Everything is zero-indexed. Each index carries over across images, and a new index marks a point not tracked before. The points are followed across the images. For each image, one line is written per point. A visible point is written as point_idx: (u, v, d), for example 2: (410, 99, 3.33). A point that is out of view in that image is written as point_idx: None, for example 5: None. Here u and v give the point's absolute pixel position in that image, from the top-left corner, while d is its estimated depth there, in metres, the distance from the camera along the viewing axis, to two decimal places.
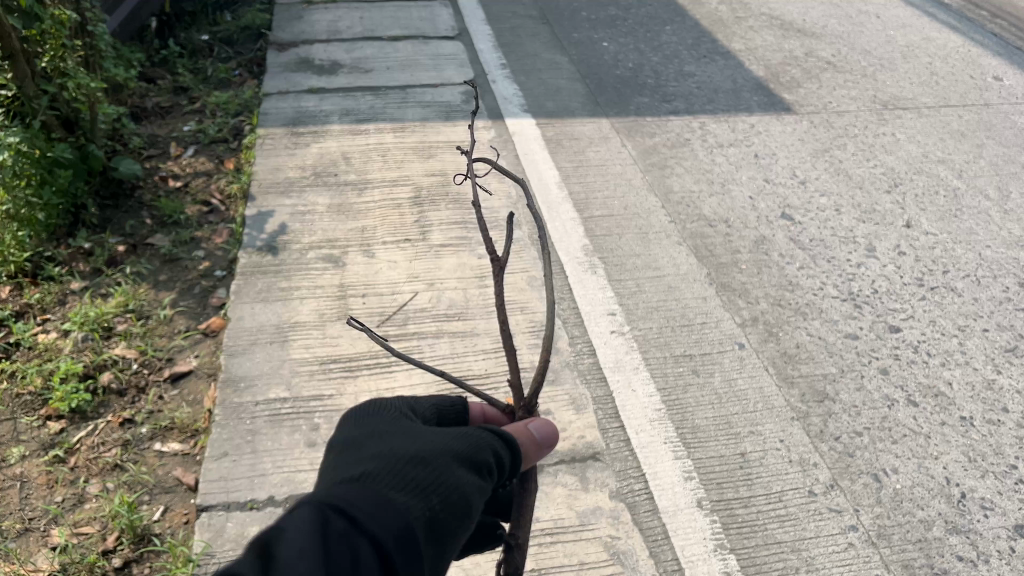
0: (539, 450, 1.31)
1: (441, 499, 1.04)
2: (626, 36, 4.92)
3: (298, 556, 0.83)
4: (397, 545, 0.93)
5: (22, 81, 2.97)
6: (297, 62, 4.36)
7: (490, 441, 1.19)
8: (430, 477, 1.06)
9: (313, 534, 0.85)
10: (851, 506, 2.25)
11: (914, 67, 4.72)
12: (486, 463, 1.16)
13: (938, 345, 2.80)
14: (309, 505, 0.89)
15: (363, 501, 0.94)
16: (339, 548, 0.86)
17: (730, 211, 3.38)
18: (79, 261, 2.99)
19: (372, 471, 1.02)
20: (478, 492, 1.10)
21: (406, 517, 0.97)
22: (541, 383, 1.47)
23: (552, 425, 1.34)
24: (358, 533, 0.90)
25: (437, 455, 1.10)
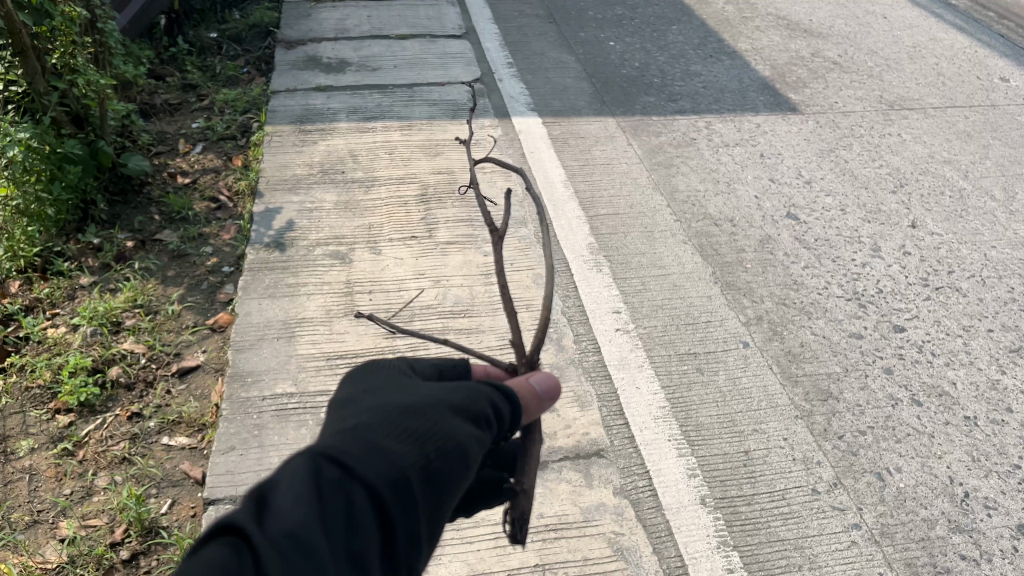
0: (541, 404, 1.31)
1: (437, 448, 1.01)
2: (633, 36, 4.93)
3: (290, 505, 0.85)
4: (393, 492, 0.92)
5: (32, 77, 3.00)
6: (305, 60, 4.39)
7: (485, 394, 1.16)
8: (427, 424, 1.03)
9: (305, 484, 0.87)
10: (854, 505, 2.25)
11: (921, 67, 4.72)
12: (484, 415, 1.13)
13: (943, 345, 2.80)
14: (303, 456, 0.91)
15: (357, 448, 0.94)
16: (333, 496, 0.88)
17: (736, 210, 3.39)
18: (88, 256, 3.01)
19: (368, 420, 1.01)
20: (477, 441, 1.07)
21: (401, 465, 0.95)
22: (543, 333, 1.65)
23: (553, 378, 1.35)
24: (352, 480, 0.90)
25: (433, 405, 1.07)
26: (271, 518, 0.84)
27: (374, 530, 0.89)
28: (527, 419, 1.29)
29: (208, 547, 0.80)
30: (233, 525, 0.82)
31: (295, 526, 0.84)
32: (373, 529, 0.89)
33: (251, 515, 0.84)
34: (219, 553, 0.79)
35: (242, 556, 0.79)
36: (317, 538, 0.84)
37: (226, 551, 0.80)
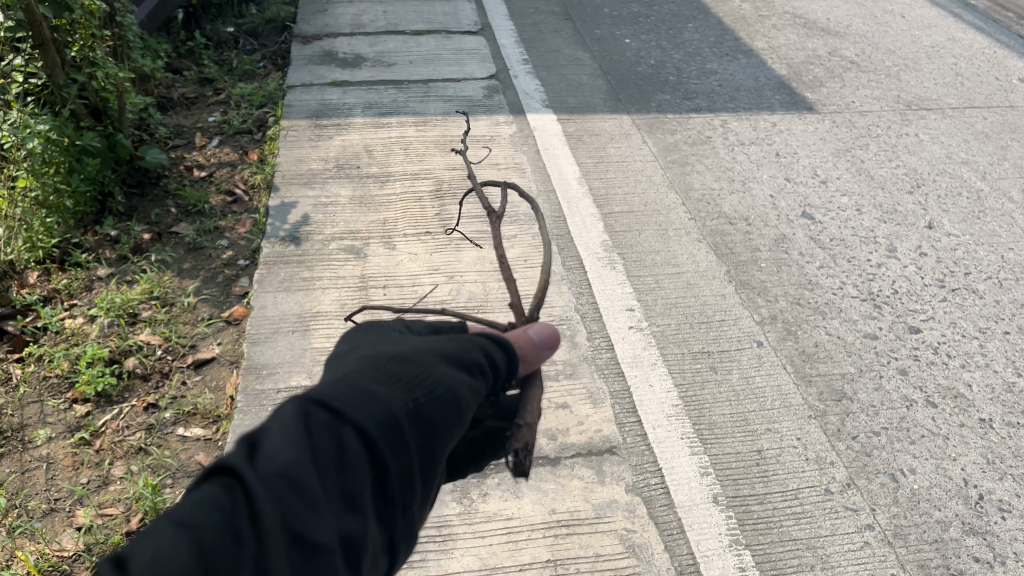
0: (539, 354, 1.33)
1: (428, 392, 0.98)
2: (648, 33, 4.92)
3: (279, 448, 0.85)
4: (384, 433, 0.91)
5: (52, 70, 3.03)
6: (321, 55, 4.40)
7: (478, 344, 1.13)
8: (419, 367, 1.00)
9: (294, 428, 0.87)
10: (867, 506, 2.25)
11: (939, 67, 4.69)
12: (476, 363, 1.09)
13: (958, 347, 2.79)
14: (293, 401, 0.91)
15: (347, 390, 0.93)
16: (323, 437, 0.88)
17: (751, 209, 3.38)
18: (105, 248, 3.03)
19: (359, 366, 0.99)
20: (472, 386, 1.04)
21: (391, 406, 0.93)
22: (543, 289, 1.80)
23: (551, 328, 1.38)
24: (341, 422, 0.89)
25: (425, 353, 1.04)
26: (262, 458, 0.85)
27: (365, 471, 0.89)
28: (527, 368, 1.31)
29: (204, 489, 0.81)
30: (227, 465, 0.84)
31: (285, 465, 0.84)
32: (364, 470, 0.89)
33: (243, 455, 0.85)
34: (215, 493, 0.81)
35: (235, 497, 0.81)
36: (307, 478, 0.84)
37: (221, 491, 0.82)
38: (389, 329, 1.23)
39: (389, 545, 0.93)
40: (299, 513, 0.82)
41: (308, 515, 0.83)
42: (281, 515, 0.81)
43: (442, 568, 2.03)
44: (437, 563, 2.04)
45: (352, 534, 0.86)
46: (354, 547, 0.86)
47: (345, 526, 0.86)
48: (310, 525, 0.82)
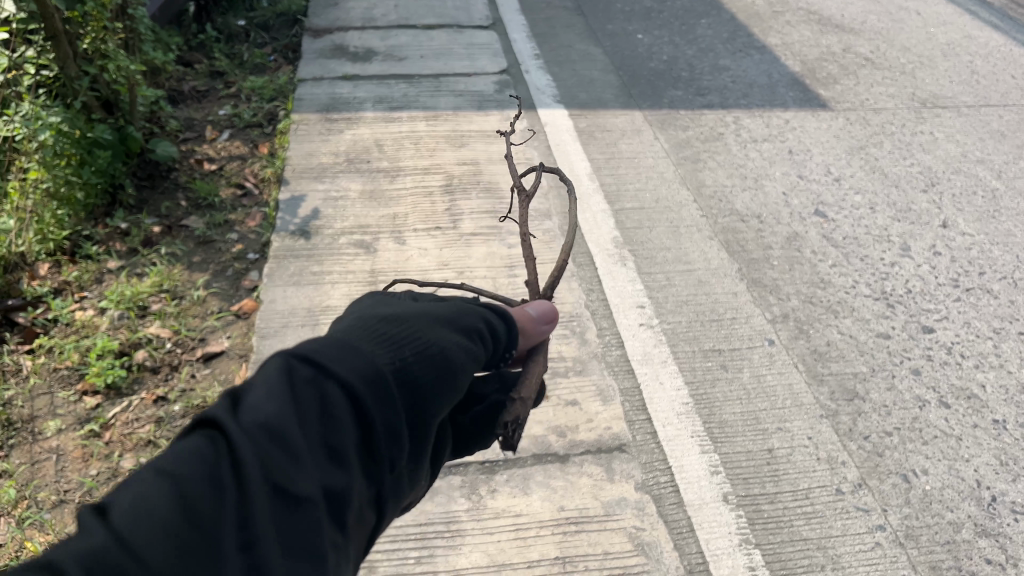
0: (537, 328, 1.44)
1: (415, 353, 1.02)
2: (661, 28, 4.89)
3: (262, 400, 0.88)
4: (370, 387, 0.95)
5: (64, 62, 3.03)
6: (332, 49, 4.39)
7: (467, 314, 1.19)
8: (412, 328, 1.06)
9: (278, 382, 0.90)
10: (878, 506, 2.23)
11: (954, 65, 4.65)
12: (465, 331, 1.15)
13: (972, 347, 2.76)
14: (277, 357, 0.94)
15: (331, 346, 0.96)
16: (306, 391, 0.91)
17: (763, 206, 3.36)
18: (115, 241, 3.04)
19: (348, 328, 1.04)
20: (470, 350, 1.12)
21: (376, 363, 0.97)
22: (559, 270, 1.84)
23: (549, 304, 1.49)
24: (325, 377, 0.93)
25: (413, 317, 1.09)
26: (245, 409, 0.87)
27: (349, 423, 0.92)
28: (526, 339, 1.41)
29: (186, 439, 0.83)
30: (209, 416, 0.86)
31: (268, 415, 0.86)
32: (348, 423, 0.92)
33: (225, 406, 0.87)
34: (198, 442, 0.83)
35: (218, 447, 0.82)
36: (289, 429, 0.86)
37: (203, 440, 0.83)
38: (381, 296, 1.27)
39: (373, 502, 0.97)
40: (282, 463, 0.84)
41: (291, 464, 0.85)
42: (264, 464, 0.83)
43: (451, 564, 2.02)
44: (445, 559, 2.03)
45: (336, 487, 0.89)
46: (337, 500, 0.89)
47: (329, 478, 0.89)
48: (293, 474, 0.84)
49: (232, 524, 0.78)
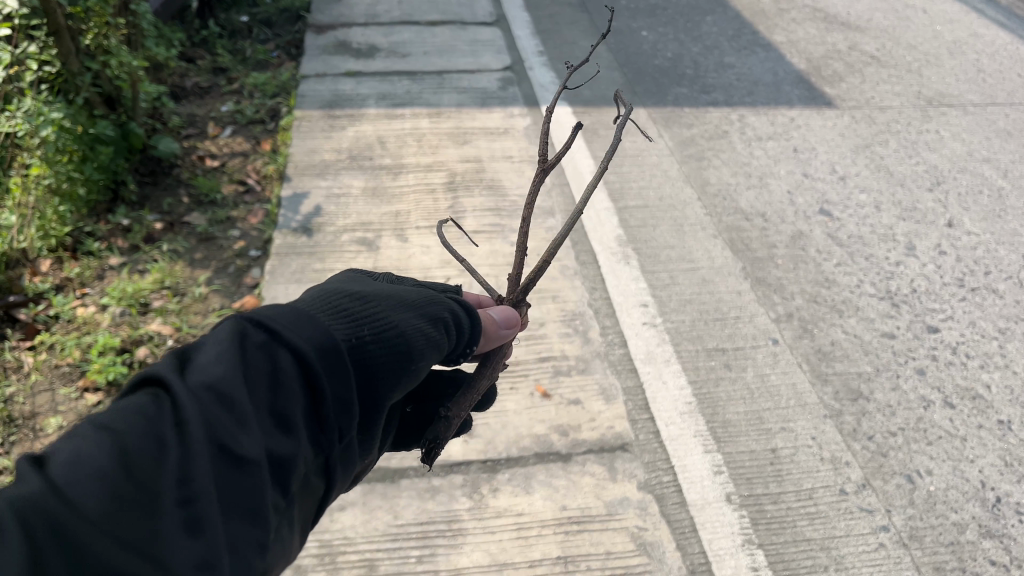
0: (499, 331, 1.60)
1: (371, 334, 1.15)
2: (666, 26, 4.87)
3: (212, 361, 0.95)
4: (321, 357, 1.04)
5: (66, 57, 3.03)
6: (335, 45, 4.38)
7: (433, 306, 1.33)
8: (370, 311, 1.20)
9: (231, 345, 0.98)
10: (882, 506, 2.22)
11: (961, 63, 4.63)
12: (429, 321, 1.30)
13: (978, 347, 2.75)
14: (231, 321, 1.02)
15: (285, 317, 1.05)
16: (257, 357, 0.99)
17: (768, 205, 3.34)
18: (117, 237, 3.03)
19: (307, 305, 1.14)
20: (429, 335, 1.26)
21: (330, 334, 1.07)
22: (535, 278, 1.84)
23: (512, 313, 1.65)
24: (276, 344, 1.02)
25: (376, 303, 1.23)
26: (193, 371, 0.94)
27: (297, 388, 1.01)
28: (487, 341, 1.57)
29: (134, 394, 0.90)
30: (157, 376, 0.92)
31: (215, 377, 0.93)
32: (296, 388, 1.01)
33: (173, 367, 0.94)
34: (145, 400, 0.89)
35: (165, 405, 0.89)
36: (237, 390, 0.94)
37: (149, 399, 0.90)
38: (350, 278, 1.41)
39: (315, 466, 1.05)
40: (228, 422, 0.91)
41: (237, 423, 0.91)
42: (211, 421, 0.89)
43: (452, 563, 2.01)
44: (446, 558, 2.02)
45: (281, 448, 0.97)
46: (280, 462, 0.96)
47: (273, 439, 0.96)
48: (239, 432, 0.91)
49: (176, 475, 0.84)
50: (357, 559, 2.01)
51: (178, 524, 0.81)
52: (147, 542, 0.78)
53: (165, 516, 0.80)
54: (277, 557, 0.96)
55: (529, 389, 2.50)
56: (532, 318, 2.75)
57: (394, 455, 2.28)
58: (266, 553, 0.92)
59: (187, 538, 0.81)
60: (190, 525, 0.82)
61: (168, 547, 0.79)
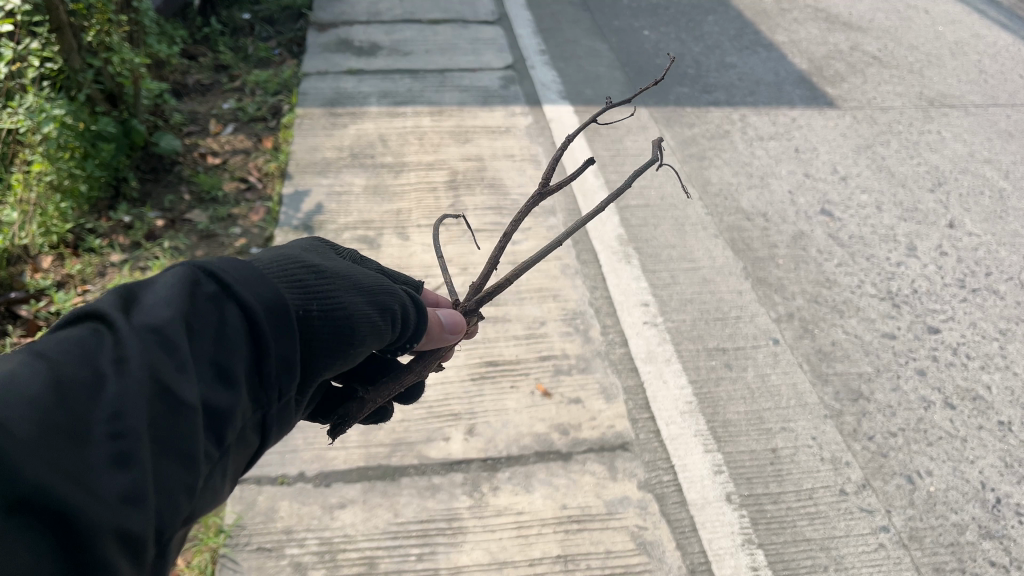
0: (442, 334, 1.62)
1: (320, 311, 1.17)
2: (667, 25, 4.87)
3: (159, 305, 0.95)
4: (267, 316, 1.05)
5: (68, 54, 3.01)
6: (337, 43, 4.38)
7: (389, 290, 1.35)
8: (324, 286, 1.21)
9: (180, 291, 0.98)
10: (882, 507, 2.22)
11: (963, 64, 4.63)
12: (383, 305, 1.31)
13: (978, 349, 2.75)
14: (184, 267, 1.02)
15: (238, 271, 1.06)
16: (204, 308, 1.00)
17: (769, 204, 3.34)
18: (118, 234, 3.03)
19: (264, 268, 1.15)
20: (375, 323, 1.28)
21: (281, 296, 1.08)
22: (489, 297, 1.83)
23: (460, 321, 1.66)
24: (226, 298, 1.02)
25: (331, 277, 1.25)
26: (138, 313, 0.94)
27: (242, 343, 1.01)
28: (428, 340, 1.59)
29: (75, 328, 0.89)
30: (101, 312, 0.92)
31: (159, 321, 0.94)
32: (241, 342, 1.01)
33: (117, 307, 0.94)
34: (86, 336, 0.89)
35: (105, 343, 0.89)
36: (180, 335, 0.94)
37: (90, 335, 0.89)
38: (312, 247, 1.41)
39: (253, 421, 1.05)
40: (167, 365, 0.91)
41: (177, 366, 0.91)
42: (151, 361, 0.89)
43: (452, 561, 2.01)
44: (446, 556, 2.02)
45: (219, 397, 0.96)
46: (218, 412, 0.96)
47: (213, 389, 0.96)
48: (177, 376, 0.91)
49: (109, 409, 0.83)
50: (357, 557, 2.01)
51: (105, 456, 0.80)
52: (74, 469, 0.77)
53: (93, 447, 0.80)
54: (204, 505, 0.95)
55: (529, 387, 2.50)
56: (532, 317, 2.75)
57: (394, 452, 2.28)
58: (193, 499, 0.91)
59: (114, 470, 0.80)
60: (118, 459, 0.81)
61: (94, 477, 0.78)
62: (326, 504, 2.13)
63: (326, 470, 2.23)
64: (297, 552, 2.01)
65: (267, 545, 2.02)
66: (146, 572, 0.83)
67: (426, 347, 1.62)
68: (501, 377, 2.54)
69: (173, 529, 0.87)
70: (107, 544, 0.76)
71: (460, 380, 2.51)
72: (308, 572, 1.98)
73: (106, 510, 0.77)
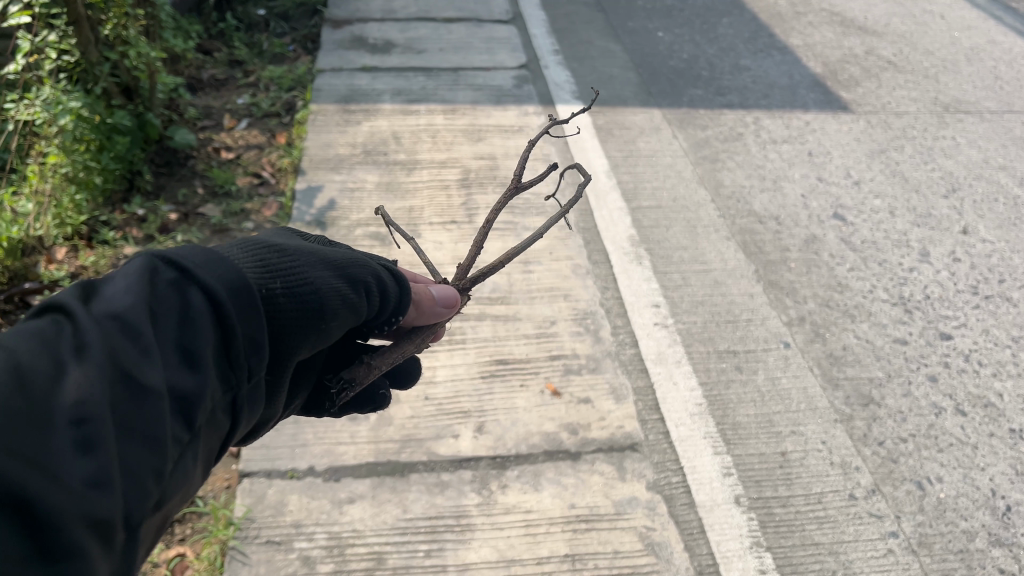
0: (434, 308, 1.63)
1: (286, 288, 1.15)
2: (682, 27, 4.86)
3: (118, 294, 0.93)
4: (232, 297, 1.03)
5: (85, 47, 3.02)
6: (351, 40, 4.39)
7: (360, 265, 1.35)
8: (288, 264, 1.18)
9: (139, 279, 0.96)
10: (892, 513, 2.21)
11: (978, 70, 4.61)
12: (354, 278, 1.31)
13: (990, 355, 2.73)
14: (143, 255, 1.00)
15: (200, 255, 1.03)
16: (166, 294, 0.97)
17: (782, 208, 3.34)
18: (132, 227, 3.04)
19: (229, 250, 1.13)
20: (347, 298, 1.27)
21: (246, 277, 1.06)
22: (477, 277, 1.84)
23: (452, 294, 1.67)
24: (189, 283, 1.00)
25: (299, 255, 1.23)
26: (98, 302, 0.92)
27: (210, 326, 0.99)
28: (421, 312, 1.60)
29: (35, 321, 0.88)
30: (61, 305, 0.90)
31: (120, 308, 0.91)
32: (209, 324, 0.99)
33: (76, 297, 0.92)
34: (44, 328, 0.87)
35: (66, 333, 0.87)
36: (142, 320, 0.92)
37: (49, 327, 0.87)
38: (283, 234, 1.40)
39: (224, 404, 1.03)
40: (129, 351, 0.88)
41: (140, 351, 0.89)
42: (111, 348, 0.87)
43: (460, 558, 2.02)
44: (454, 553, 2.03)
45: (187, 381, 0.94)
46: (186, 397, 0.94)
47: (179, 373, 0.94)
48: (141, 361, 0.89)
49: (70, 395, 0.80)
50: (365, 552, 2.02)
51: (68, 441, 0.78)
52: (38, 455, 0.75)
53: (55, 433, 0.77)
54: (178, 491, 0.93)
55: (538, 386, 2.50)
56: (543, 317, 2.75)
57: (403, 448, 2.28)
58: (164, 482, 0.89)
59: (78, 456, 0.78)
60: (83, 445, 0.79)
61: (56, 463, 0.76)
62: (336, 499, 2.13)
63: (335, 465, 2.24)
64: (306, 546, 2.02)
65: (276, 538, 2.03)
66: (118, 557, 0.81)
67: (418, 321, 1.62)
68: (509, 375, 2.54)
69: (143, 514, 0.85)
70: (73, 530, 0.74)
71: (469, 377, 2.52)
72: (317, 566, 1.98)
73: (72, 495, 0.75)
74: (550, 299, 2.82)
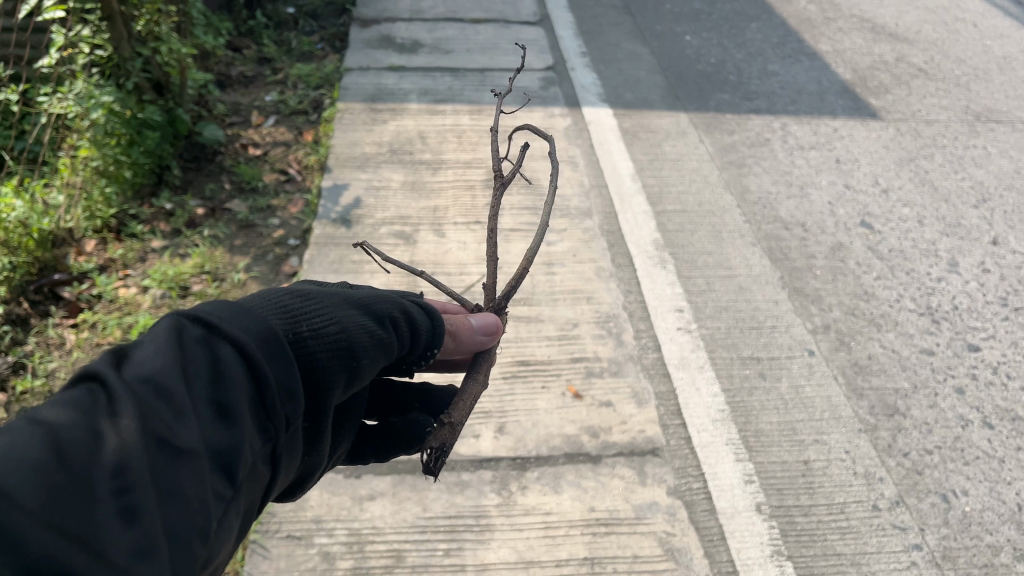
0: (474, 336, 1.61)
1: (313, 330, 1.14)
2: (709, 31, 4.84)
3: (149, 355, 0.92)
4: (261, 348, 1.02)
5: (118, 42, 3.10)
6: (379, 39, 4.41)
7: (386, 301, 1.34)
8: (312, 308, 1.18)
9: (168, 339, 0.95)
10: (916, 525, 2.19)
11: (1011, 79, 4.55)
12: (380, 315, 1.31)
13: (1019, 368, 2.69)
14: (170, 315, 0.99)
15: (224, 310, 1.03)
16: (196, 351, 0.96)
17: (808, 214, 3.32)
18: (160, 220, 3.07)
19: (253, 300, 1.13)
20: (375, 334, 1.26)
21: (272, 326, 1.05)
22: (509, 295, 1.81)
23: (492, 320, 1.64)
24: (217, 338, 0.99)
25: (322, 298, 1.23)
26: (131, 365, 0.92)
27: (242, 379, 0.98)
28: (460, 341, 1.58)
29: (70, 391, 0.87)
30: (93, 372, 0.90)
31: (153, 369, 0.91)
32: (241, 378, 0.98)
33: (109, 363, 0.91)
34: (79, 396, 0.87)
35: (100, 401, 0.87)
36: (174, 381, 0.91)
37: (83, 395, 0.87)
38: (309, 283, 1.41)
39: (264, 454, 1.02)
40: (163, 413, 0.88)
41: (174, 413, 0.89)
42: (145, 413, 0.86)
43: (479, 558, 2.02)
44: (474, 553, 2.03)
45: (225, 438, 0.93)
46: (224, 453, 0.93)
47: (216, 430, 0.93)
48: (177, 423, 0.88)
49: (109, 466, 0.80)
50: (384, 549, 2.02)
51: (113, 511, 0.78)
52: (84, 531, 0.75)
53: (98, 505, 0.77)
54: (223, 549, 0.92)
55: (559, 387, 2.50)
56: (565, 319, 2.75)
57: None
58: (209, 542, 0.88)
59: (122, 528, 0.78)
60: (126, 515, 0.79)
61: (100, 536, 0.76)
62: (357, 495, 2.14)
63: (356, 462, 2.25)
64: (326, 542, 2.03)
65: (296, 533, 2.05)
66: None
67: (459, 350, 1.61)
68: (530, 376, 2.54)
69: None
70: None
71: (491, 378, 2.52)
72: (336, 562, 1.99)
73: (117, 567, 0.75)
74: (573, 302, 2.82)
